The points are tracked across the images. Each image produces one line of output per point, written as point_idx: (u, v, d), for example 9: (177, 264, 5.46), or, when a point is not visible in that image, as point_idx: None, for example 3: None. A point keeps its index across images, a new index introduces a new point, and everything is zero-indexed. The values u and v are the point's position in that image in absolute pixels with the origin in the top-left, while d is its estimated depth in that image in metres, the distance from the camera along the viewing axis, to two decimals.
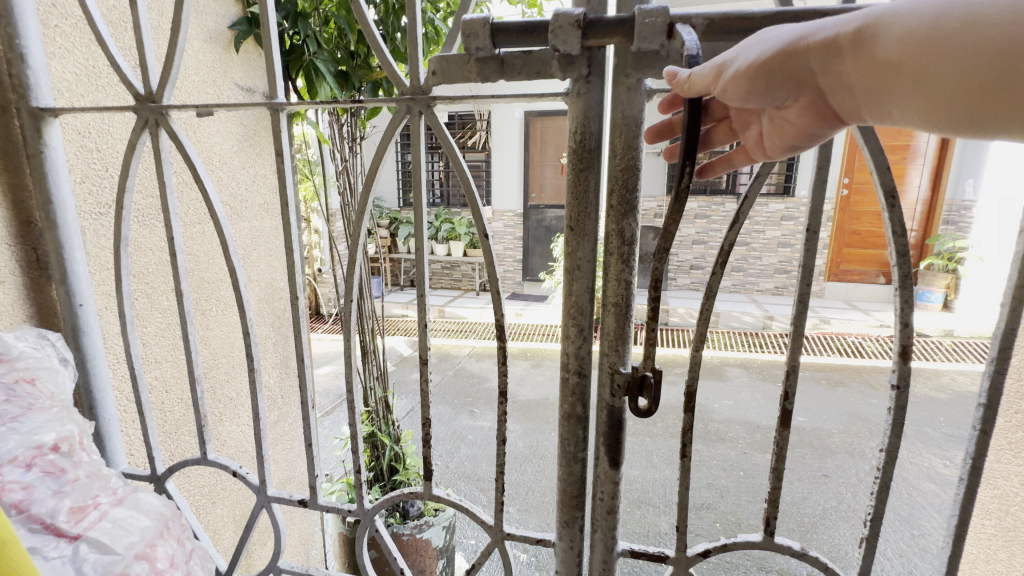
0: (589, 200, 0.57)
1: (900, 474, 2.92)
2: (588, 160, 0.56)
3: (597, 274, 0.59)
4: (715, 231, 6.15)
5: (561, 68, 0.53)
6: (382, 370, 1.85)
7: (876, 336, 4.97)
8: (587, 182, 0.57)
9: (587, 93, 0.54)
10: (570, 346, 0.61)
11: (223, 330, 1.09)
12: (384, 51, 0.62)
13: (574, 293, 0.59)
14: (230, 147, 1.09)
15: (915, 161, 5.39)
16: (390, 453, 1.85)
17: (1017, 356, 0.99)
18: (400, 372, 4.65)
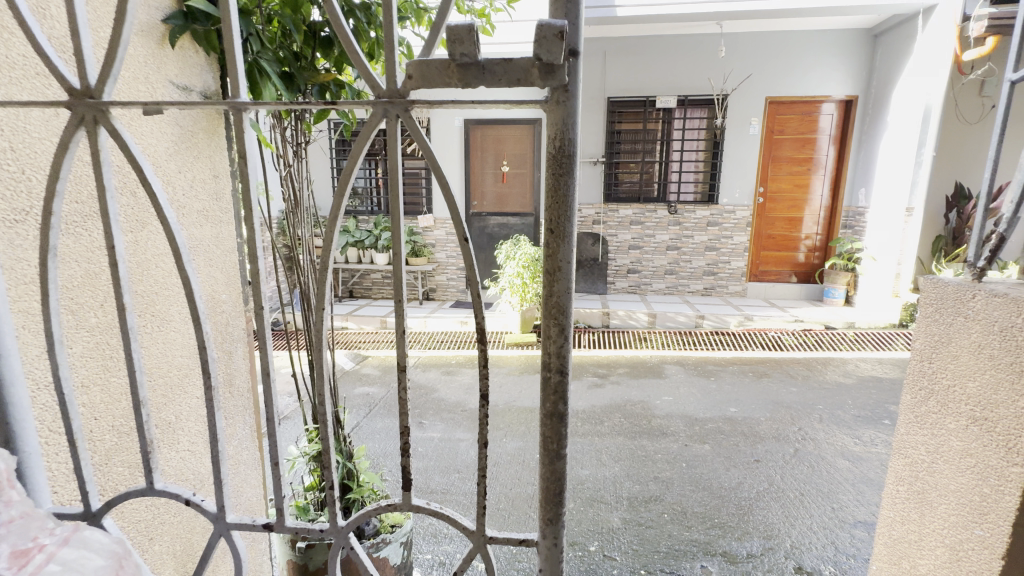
0: (567, 203, 0.59)
1: (820, 454, 3.24)
2: (566, 166, 0.58)
3: (573, 275, 0.62)
4: (649, 236, 6.52)
5: (541, 77, 0.55)
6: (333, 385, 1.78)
7: (792, 330, 5.48)
8: (564, 187, 0.59)
9: (564, 101, 0.57)
10: (550, 346, 0.63)
11: (165, 346, 1.01)
12: (361, 59, 0.65)
13: (555, 294, 0.61)
14: (166, 148, 1.02)
15: (818, 172, 6.20)
16: (343, 470, 1.78)
17: (918, 340, 1.15)
18: (343, 387, 4.48)
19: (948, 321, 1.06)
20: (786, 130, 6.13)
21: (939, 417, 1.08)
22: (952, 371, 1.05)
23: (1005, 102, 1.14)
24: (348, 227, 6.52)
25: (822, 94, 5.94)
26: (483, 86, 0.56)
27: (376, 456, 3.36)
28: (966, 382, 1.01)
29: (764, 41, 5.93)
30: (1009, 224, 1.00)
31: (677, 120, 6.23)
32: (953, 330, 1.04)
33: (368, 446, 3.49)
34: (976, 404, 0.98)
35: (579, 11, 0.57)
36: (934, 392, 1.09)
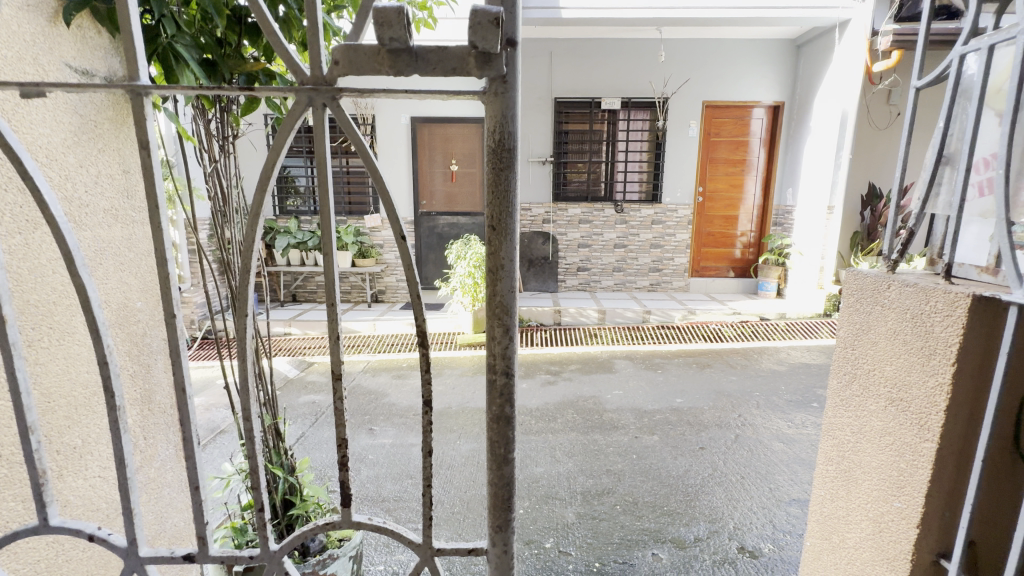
0: (509, 198, 0.57)
1: (758, 438, 3.43)
2: (507, 159, 0.56)
3: (517, 273, 0.60)
4: (597, 235, 6.68)
5: (478, 66, 0.53)
6: (271, 395, 1.67)
7: (730, 322, 5.79)
8: (506, 181, 0.57)
9: (503, 92, 0.55)
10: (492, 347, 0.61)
11: (65, 364, 0.90)
12: (285, 46, 0.60)
13: (499, 293, 0.59)
14: (61, 140, 0.91)
15: (750, 173, 6.60)
16: (285, 485, 1.67)
17: (842, 329, 1.23)
18: (287, 396, 4.26)
19: (868, 309, 1.14)
20: (721, 133, 6.47)
21: (861, 399, 1.16)
22: (871, 356, 1.13)
23: (910, 108, 1.23)
24: (289, 228, 6.22)
25: (753, 100, 6.32)
26: (416, 74, 0.53)
27: (322, 466, 3.21)
28: (883, 365, 1.09)
29: (700, 47, 6.22)
30: (916, 222, 1.09)
31: (621, 122, 6.42)
32: (871, 318, 1.12)
33: (313, 458, 3.32)
34: (893, 386, 1.07)
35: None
36: (856, 376, 1.17)
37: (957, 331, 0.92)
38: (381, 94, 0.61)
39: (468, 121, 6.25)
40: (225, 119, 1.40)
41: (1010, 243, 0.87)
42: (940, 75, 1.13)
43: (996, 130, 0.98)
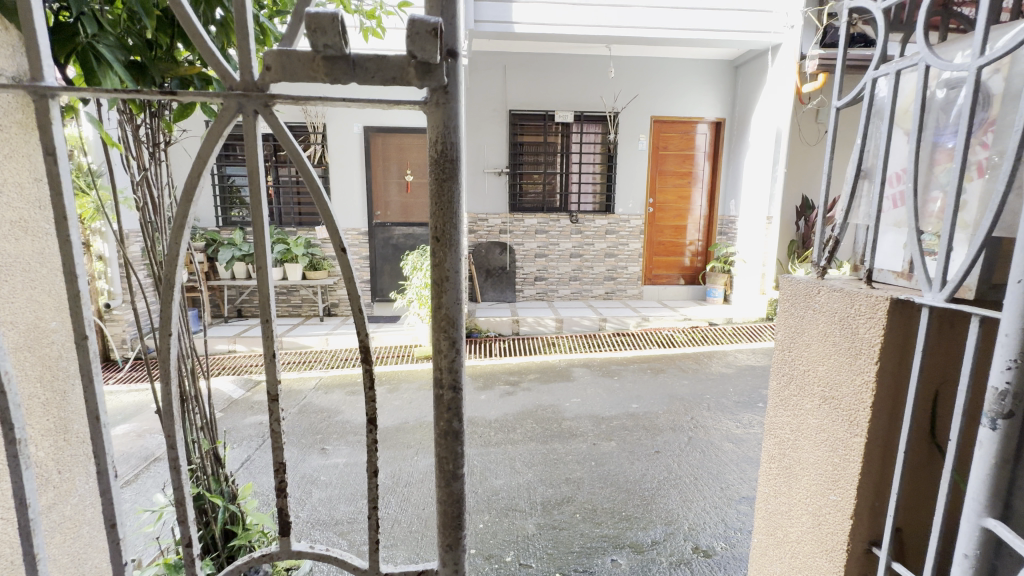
0: (453, 209, 0.58)
1: (709, 440, 3.56)
2: (449, 170, 0.57)
3: (463, 285, 0.61)
4: (553, 244, 6.78)
5: (419, 76, 0.53)
6: (209, 419, 1.56)
7: (682, 328, 6.02)
8: (450, 192, 0.58)
9: (445, 103, 0.55)
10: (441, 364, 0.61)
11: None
12: (219, 57, 0.59)
13: (445, 305, 0.60)
14: None
15: (696, 185, 6.93)
16: (225, 514, 1.56)
17: (780, 332, 1.29)
18: (230, 418, 4.02)
19: (801, 313, 1.21)
20: (670, 147, 6.75)
21: (799, 398, 1.22)
22: (806, 358, 1.19)
23: (832, 127, 1.33)
24: (233, 239, 5.92)
25: (697, 116, 6.66)
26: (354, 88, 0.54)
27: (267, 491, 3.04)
28: (817, 366, 1.16)
29: (647, 65, 6.50)
30: (839, 235, 1.17)
31: (574, 134, 6.59)
32: (804, 322, 1.19)
33: (256, 483, 3.12)
34: (825, 385, 1.13)
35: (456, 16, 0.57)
36: (793, 377, 1.24)
37: (879, 332, 1.00)
38: (318, 102, 0.60)
39: (423, 131, 6.21)
40: (155, 124, 1.33)
41: (921, 249, 0.95)
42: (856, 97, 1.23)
43: (905, 148, 1.08)
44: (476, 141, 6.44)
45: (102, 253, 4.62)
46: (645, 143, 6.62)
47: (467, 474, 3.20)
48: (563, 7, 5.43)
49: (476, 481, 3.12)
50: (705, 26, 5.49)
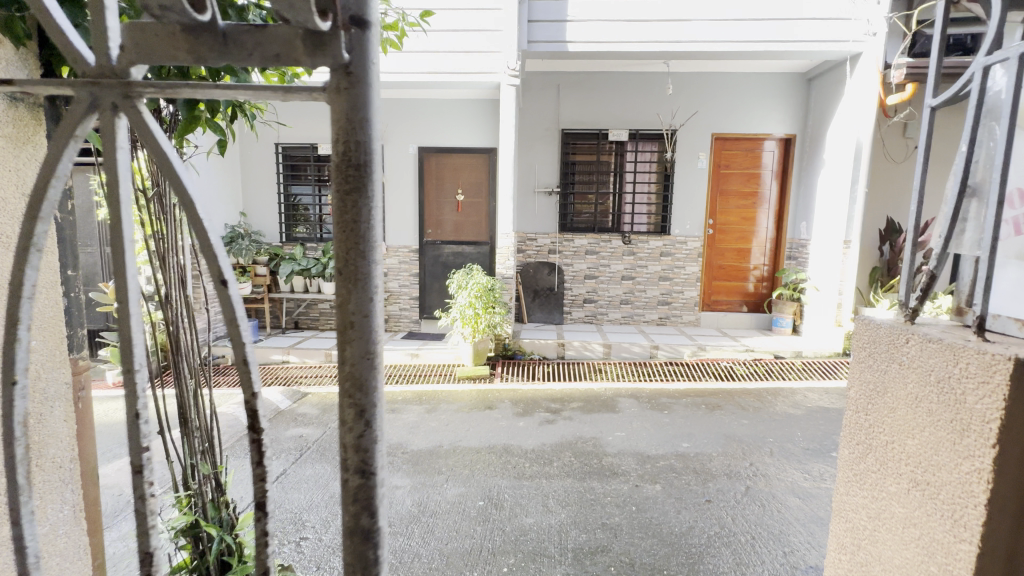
0: (355, 214, 0.69)
1: (771, 492, 3.13)
2: (353, 178, 0.68)
3: (370, 327, 0.72)
4: (604, 266, 6.53)
5: (305, 50, 0.65)
6: (212, 442, 1.50)
7: (743, 360, 5.52)
8: (355, 202, 0.69)
9: (341, 87, 0.67)
10: (351, 438, 0.73)
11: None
12: (83, 53, 0.68)
13: (350, 353, 0.71)
14: None
15: (762, 206, 6.44)
16: (219, 546, 1.48)
17: (854, 389, 1.03)
18: (274, 428, 4.10)
19: (884, 368, 0.95)
20: (733, 165, 6.36)
21: (880, 478, 0.95)
22: (890, 427, 0.92)
23: (927, 133, 1.07)
24: (294, 254, 6.22)
25: (764, 133, 6.22)
26: (238, 58, 0.65)
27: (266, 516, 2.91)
28: (905, 439, 0.89)
29: (709, 80, 6.17)
30: (937, 269, 0.91)
31: (629, 153, 6.36)
32: (889, 379, 0.93)
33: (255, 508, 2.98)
34: (917, 466, 0.86)
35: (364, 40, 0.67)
36: (871, 448, 0.97)
37: (996, 405, 0.73)
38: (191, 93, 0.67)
39: (475, 151, 6.25)
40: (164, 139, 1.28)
41: None
42: (960, 94, 0.97)
43: None
44: (527, 160, 6.38)
45: None
46: (705, 161, 6.26)
47: (496, 508, 3.01)
48: (618, 24, 5.26)
49: (504, 518, 2.92)
50: (771, 38, 5.12)
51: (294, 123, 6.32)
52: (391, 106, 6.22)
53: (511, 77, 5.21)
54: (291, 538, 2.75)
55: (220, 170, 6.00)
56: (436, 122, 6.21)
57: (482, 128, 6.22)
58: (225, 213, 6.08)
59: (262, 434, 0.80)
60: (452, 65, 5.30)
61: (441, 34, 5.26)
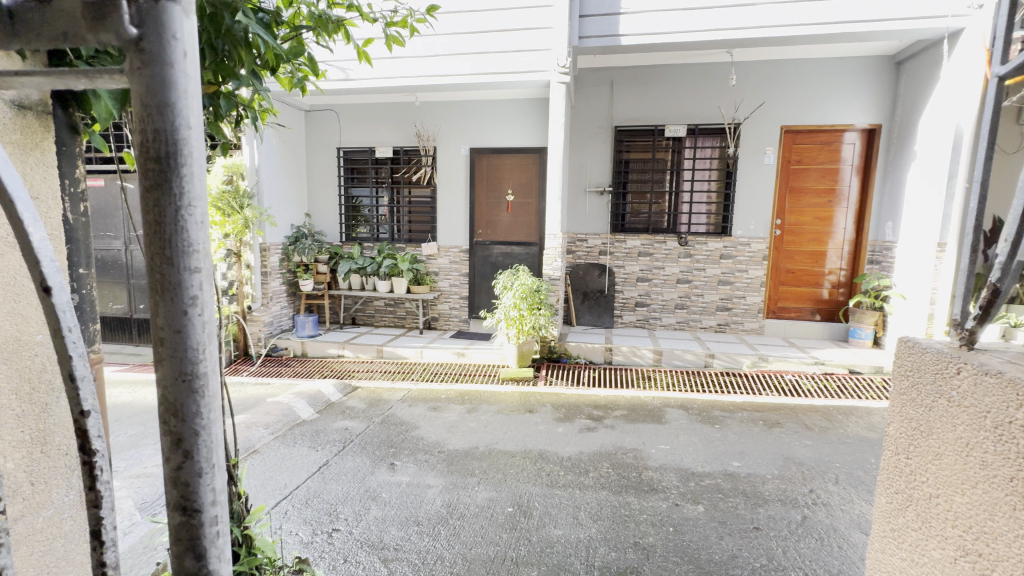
0: (163, 211, 0.60)
1: (832, 524, 2.79)
2: (154, 167, 0.59)
3: (191, 335, 0.63)
4: (657, 268, 6.21)
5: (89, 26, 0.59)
6: None
7: (811, 374, 5.02)
8: (160, 192, 0.60)
9: (137, 69, 0.58)
10: (170, 468, 0.64)
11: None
12: None
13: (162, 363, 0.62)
14: None
15: (841, 204, 5.83)
16: (227, 535, 1.61)
17: (894, 425, 0.93)
18: (323, 419, 4.26)
19: (925, 407, 0.84)
20: (808, 159, 5.82)
21: (922, 539, 0.84)
22: (934, 477, 0.81)
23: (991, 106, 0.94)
24: (351, 253, 6.48)
25: (843, 123, 5.62)
26: (25, 40, 0.63)
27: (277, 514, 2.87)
28: (952, 495, 0.77)
29: (779, 69, 5.68)
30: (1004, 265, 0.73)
31: (687, 149, 6.01)
32: (932, 420, 0.82)
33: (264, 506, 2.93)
34: (966, 529, 0.74)
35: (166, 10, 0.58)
36: (913, 500, 0.87)
37: None
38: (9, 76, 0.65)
39: (524, 151, 6.20)
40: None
41: None
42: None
43: None
44: (578, 158, 6.22)
45: (248, 261, 5.71)
46: (772, 156, 5.78)
47: (525, 516, 2.91)
48: (676, 13, 4.83)
49: (531, 527, 2.81)
50: (853, 18, 4.50)
51: (353, 127, 6.59)
52: (443, 107, 6.32)
53: (561, 75, 5.04)
54: (324, 528, 2.76)
55: (288, 173, 6.31)
56: (487, 122, 6.22)
57: (533, 127, 6.15)
58: (292, 215, 6.44)
59: (94, 456, 0.65)
60: (500, 64, 5.23)
61: (490, 33, 5.21)
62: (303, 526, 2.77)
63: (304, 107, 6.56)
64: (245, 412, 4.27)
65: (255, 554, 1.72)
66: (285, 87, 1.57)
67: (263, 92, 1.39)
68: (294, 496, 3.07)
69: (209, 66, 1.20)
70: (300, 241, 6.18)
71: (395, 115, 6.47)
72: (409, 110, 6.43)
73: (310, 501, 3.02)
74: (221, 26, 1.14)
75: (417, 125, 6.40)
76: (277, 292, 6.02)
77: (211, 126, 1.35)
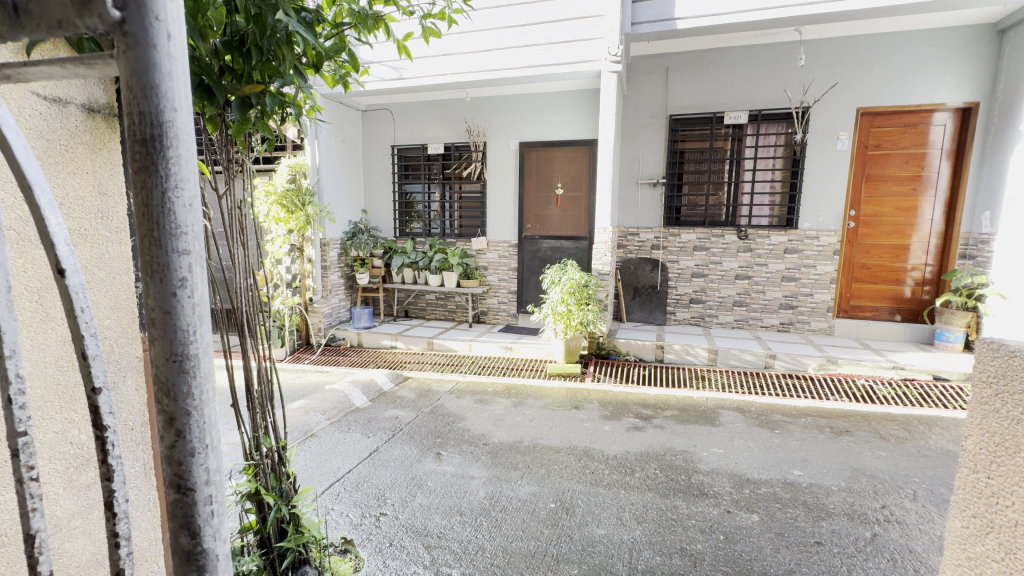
0: (154, 195, 0.64)
1: (908, 545, 2.52)
2: (145, 152, 0.63)
3: (184, 316, 0.67)
4: (715, 263, 5.91)
5: (79, 15, 0.62)
6: (272, 420, 1.75)
7: (887, 379, 4.59)
8: (151, 174, 0.64)
9: (127, 54, 0.61)
10: (164, 446, 0.69)
11: (27, 366, 0.94)
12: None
13: (156, 341, 0.66)
14: (36, 154, 0.94)
15: (927, 193, 5.26)
16: (275, 513, 1.75)
17: (971, 441, 0.85)
18: (375, 407, 4.43)
19: (1008, 427, 0.77)
20: (888, 143, 5.29)
21: (1003, 571, 0.78)
22: (1023, 504, 0.75)
23: None
24: (405, 248, 6.67)
25: (931, 102, 5.05)
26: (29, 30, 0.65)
27: (328, 496, 3.01)
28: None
29: (854, 46, 5.19)
30: None
31: (748, 137, 5.65)
32: (1021, 438, 0.75)
33: (316, 487, 3.08)
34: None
35: None
36: (993, 527, 0.80)
37: None
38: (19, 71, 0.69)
39: (573, 144, 6.09)
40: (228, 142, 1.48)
41: None
42: None
43: None
44: (630, 149, 6.02)
45: (310, 256, 6.01)
46: (846, 141, 5.31)
47: (567, 513, 2.86)
48: None
49: (574, 524, 2.76)
50: None
51: (406, 125, 6.75)
52: (494, 102, 6.33)
53: (613, 63, 4.89)
54: (372, 512, 2.86)
55: (346, 171, 6.58)
56: (537, 115, 6.18)
57: (583, 119, 6.02)
58: (350, 211, 6.71)
59: (106, 431, 0.70)
60: (549, 55, 5.15)
61: (538, 25, 5.14)
62: (353, 509, 2.89)
63: (360, 107, 6.82)
64: (305, 398, 4.52)
65: (302, 533, 1.81)
66: (328, 84, 1.62)
67: (306, 89, 1.43)
68: (345, 479, 3.21)
69: (257, 66, 1.26)
70: (357, 237, 6.44)
71: (446, 111, 6.56)
72: (459, 107, 6.50)
73: (360, 485, 3.15)
74: (265, 25, 1.20)
75: (467, 121, 6.47)
76: (336, 284, 6.37)
77: (260, 123, 1.42)
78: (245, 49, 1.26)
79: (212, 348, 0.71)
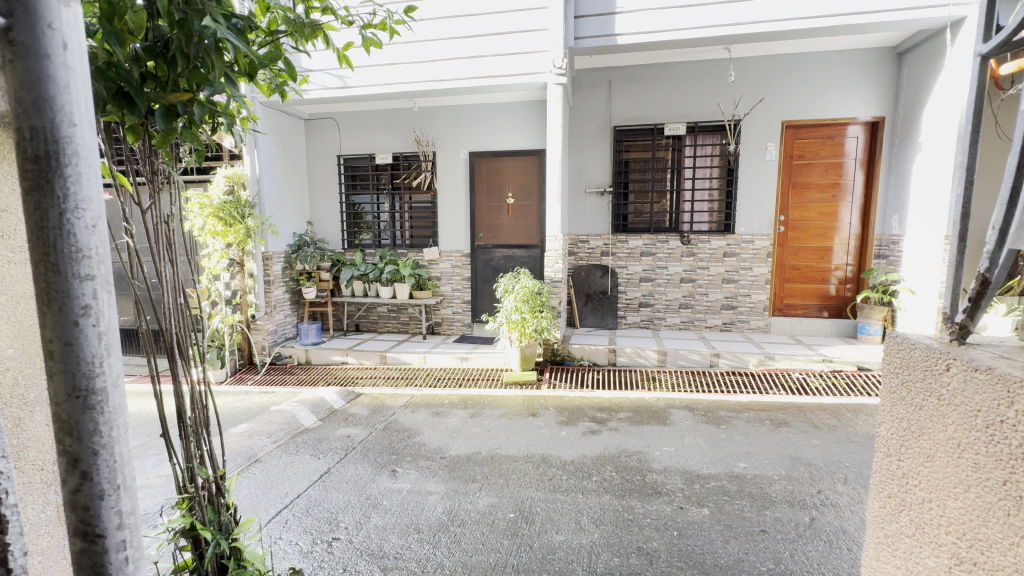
0: (49, 225, 0.69)
1: (841, 526, 2.71)
2: (39, 184, 0.68)
3: (86, 347, 0.72)
4: (661, 268, 6.14)
5: None
6: (207, 448, 1.63)
7: (818, 371, 4.94)
8: (44, 206, 0.69)
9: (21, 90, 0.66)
10: (70, 490, 0.72)
11: None
12: None
13: (56, 376, 0.71)
14: None
15: (845, 199, 5.74)
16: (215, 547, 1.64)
17: (884, 426, 0.94)
18: (325, 427, 4.23)
19: (912, 412, 0.85)
20: (812, 154, 5.73)
21: (915, 545, 0.86)
22: (927, 482, 0.83)
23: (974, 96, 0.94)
24: (354, 260, 6.46)
25: (845, 117, 5.54)
26: None
27: (274, 525, 2.84)
28: (945, 499, 0.79)
29: (778, 65, 5.61)
30: (993, 257, 0.79)
31: (687, 148, 5.94)
32: (923, 421, 0.83)
33: (261, 517, 2.90)
34: (960, 536, 0.76)
35: (45, 42, 0.67)
36: (905, 506, 0.88)
37: None
38: None
39: (523, 154, 6.18)
40: (152, 153, 1.39)
41: None
42: (1013, 41, 0.86)
43: None
44: (577, 159, 6.19)
45: (251, 271, 5.71)
46: (774, 152, 5.71)
47: (526, 522, 2.85)
48: (670, 11, 4.77)
49: (533, 533, 2.75)
50: (851, 10, 4.41)
51: (352, 134, 6.59)
52: (442, 113, 6.32)
53: (558, 76, 5.02)
54: (323, 537, 2.73)
55: (290, 182, 6.33)
56: (486, 127, 6.22)
57: (530, 130, 6.15)
58: (295, 223, 6.46)
59: None
60: (494, 65, 5.20)
61: (482, 36, 5.19)
62: (302, 536, 2.74)
63: (303, 116, 6.60)
64: (249, 421, 4.26)
65: (245, 567, 1.70)
66: (264, 93, 1.56)
67: (240, 98, 1.36)
68: (294, 505, 3.04)
69: (184, 73, 1.20)
70: (302, 249, 6.18)
71: (393, 121, 6.48)
72: (407, 117, 6.44)
73: (310, 510, 3.00)
74: (190, 31, 1.14)
75: (416, 131, 6.41)
76: (281, 300, 6.07)
77: (187, 133, 1.33)
78: (169, 55, 1.19)
79: (121, 379, 0.76)
